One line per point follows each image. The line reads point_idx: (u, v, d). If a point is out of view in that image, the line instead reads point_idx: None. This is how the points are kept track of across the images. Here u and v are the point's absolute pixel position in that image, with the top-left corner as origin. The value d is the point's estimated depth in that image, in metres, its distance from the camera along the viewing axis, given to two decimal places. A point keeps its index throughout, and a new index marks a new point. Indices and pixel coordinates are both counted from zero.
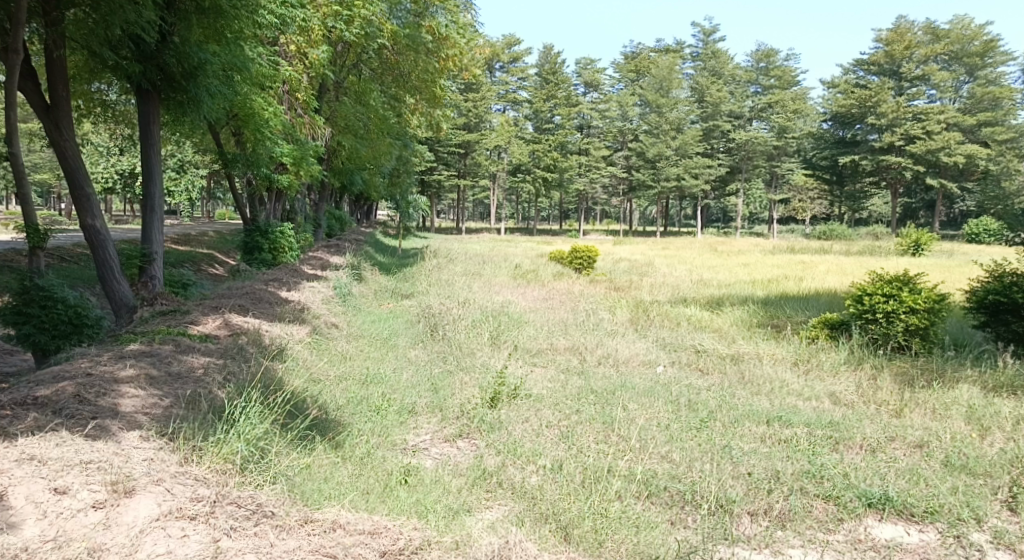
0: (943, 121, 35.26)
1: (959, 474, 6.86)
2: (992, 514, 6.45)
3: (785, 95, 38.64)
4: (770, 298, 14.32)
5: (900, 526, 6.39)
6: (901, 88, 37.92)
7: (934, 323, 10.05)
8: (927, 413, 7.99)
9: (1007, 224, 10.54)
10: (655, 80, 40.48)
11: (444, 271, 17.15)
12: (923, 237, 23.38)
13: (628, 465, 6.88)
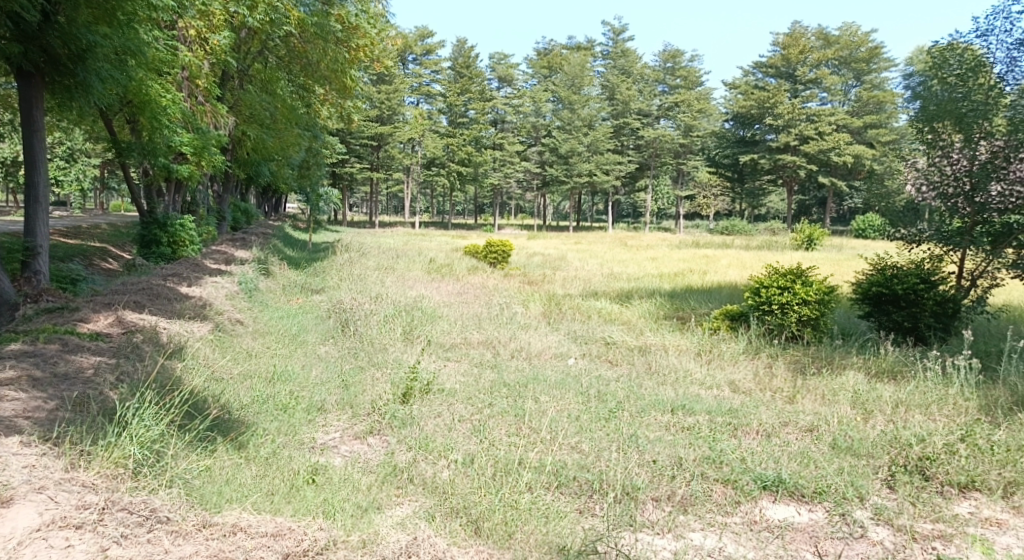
0: (833, 122, 37.09)
1: (844, 456, 7.31)
2: (874, 492, 6.86)
3: (690, 95, 39.87)
4: (677, 291, 14.91)
5: (791, 507, 6.75)
6: (796, 91, 39.58)
7: (824, 313, 10.64)
8: (817, 398, 8.53)
9: (889, 221, 11.00)
10: (568, 77, 41.14)
11: (356, 266, 17.18)
12: (816, 233, 24.62)
13: (539, 457, 7.12)
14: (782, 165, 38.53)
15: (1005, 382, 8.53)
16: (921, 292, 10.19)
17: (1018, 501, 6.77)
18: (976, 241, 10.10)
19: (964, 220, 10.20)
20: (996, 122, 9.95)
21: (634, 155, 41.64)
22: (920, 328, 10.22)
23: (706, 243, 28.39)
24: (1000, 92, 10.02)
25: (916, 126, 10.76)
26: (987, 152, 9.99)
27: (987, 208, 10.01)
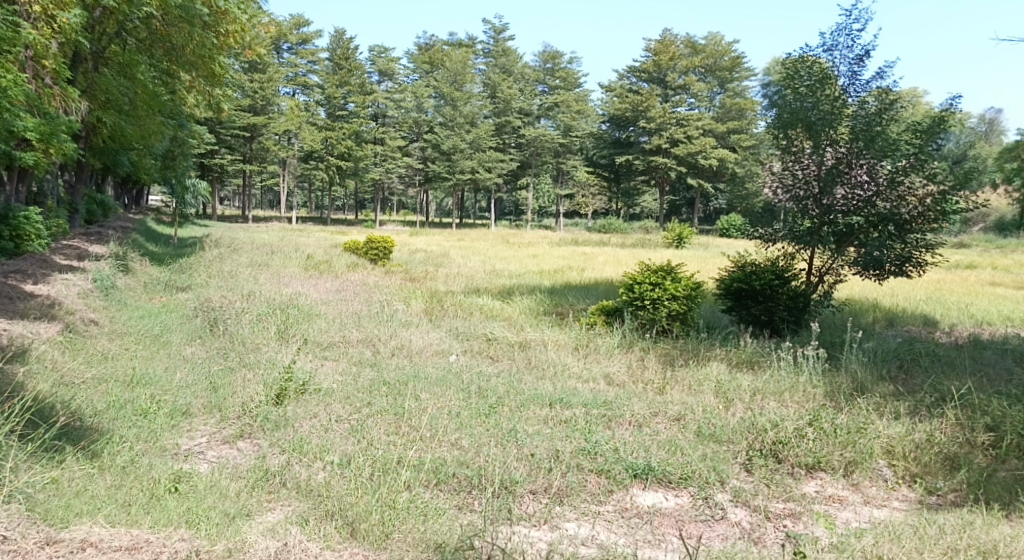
0: (700, 127, 39.07)
1: (708, 442, 7.61)
2: (733, 476, 7.16)
3: (569, 96, 40.90)
4: (556, 288, 15.35)
5: (660, 493, 6.96)
6: (666, 96, 41.18)
7: (691, 309, 11.28)
8: (684, 389, 8.94)
9: (749, 221, 11.67)
10: (449, 74, 41.40)
11: (227, 262, 16.85)
12: (685, 231, 25.78)
13: (418, 454, 7.20)
14: (655, 166, 40.06)
15: (848, 369, 9.11)
16: (776, 288, 10.90)
17: (857, 479, 7.21)
18: (823, 241, 10.85)
19: (813, 220, 10.84)
20: (840, 131, 10.75)
21: (516, 153, 42.09)
22: (775, 321, 10.91)
23: (585, 240, 29.21)
24: (843, 103, 10.85)
25: (773, 132, 11.41)
26: (833, 158, 10.66)
27: (831, 210, 10.66)
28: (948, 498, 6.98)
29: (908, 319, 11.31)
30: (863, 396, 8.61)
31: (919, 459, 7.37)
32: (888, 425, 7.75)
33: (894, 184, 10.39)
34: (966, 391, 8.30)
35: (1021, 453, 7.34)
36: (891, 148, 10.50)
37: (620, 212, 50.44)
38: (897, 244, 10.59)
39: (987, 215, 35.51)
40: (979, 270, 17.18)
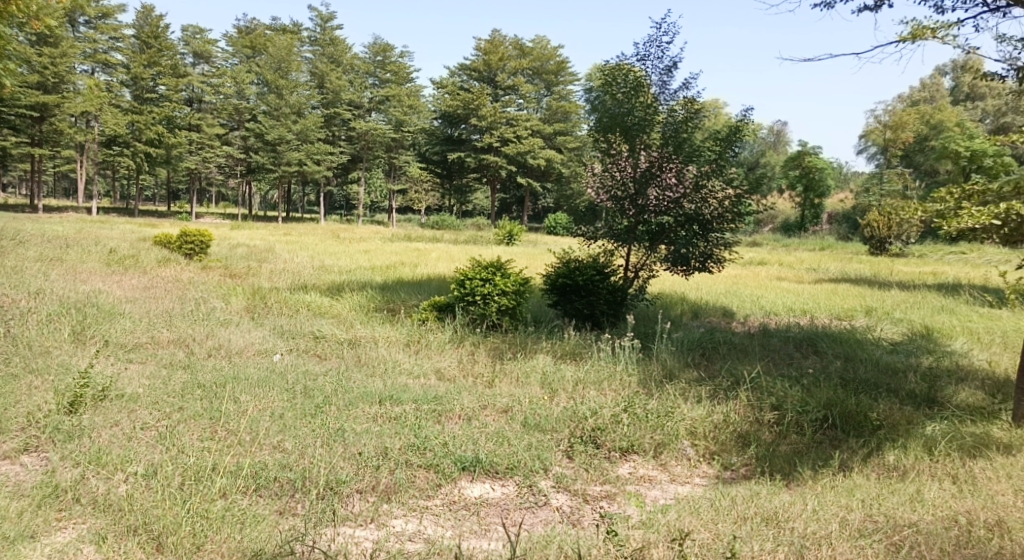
0: (528, 128, 40.82)
1: (533, 432, 7.72)
2: (556, 463, 7.28)
3: (401, 91, 40.63)
4: (387, 284, 15.36)
5: (487, 484, 6.95)
6: (496, 95, 42.04)
7: (520, 303, 11.39)
8: (512, 381, 8.98)
9: (573, 219, 12.19)
10: (273, 60, 39.22)
11: (13, 257, 15.64)
12: (516, 228, 26.49)
13: (236, 460, 6.91)
14: (485, 164, 40.82)
15: (658, 358, 9.70)
16: (597, 283, 11.41)
17: (664, 459, 7.62)
18: (638, 238, 11.58)
19: (629, 220, 11.57)
20: (653, 136, 11.49)
21: (346, 146, 41.75)
22: (595, 314, 11.40)
23: (414, 236, 29.44)
24: (655, 110, 11.57)
25: (593, 135, 11.96)
26: (646, 162, 11.37)
27: (645, 210, 11.45)
28: (740, 472, 7.54)
29: (710, 311, 12.31)
30: (670, 382, 9.18)
31: (717, 438, 7.90)
32: (691, 408, 8.24)
33: (697, 187, 11.30)
34: (755, 374, 9.10)
35: (798, 428, 8.08)
36: (696, 154, 11.40)
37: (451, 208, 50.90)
38: (701, 242, 11.51)
39: (777, 215, 38.68)
40: (769, 266, 18.82)
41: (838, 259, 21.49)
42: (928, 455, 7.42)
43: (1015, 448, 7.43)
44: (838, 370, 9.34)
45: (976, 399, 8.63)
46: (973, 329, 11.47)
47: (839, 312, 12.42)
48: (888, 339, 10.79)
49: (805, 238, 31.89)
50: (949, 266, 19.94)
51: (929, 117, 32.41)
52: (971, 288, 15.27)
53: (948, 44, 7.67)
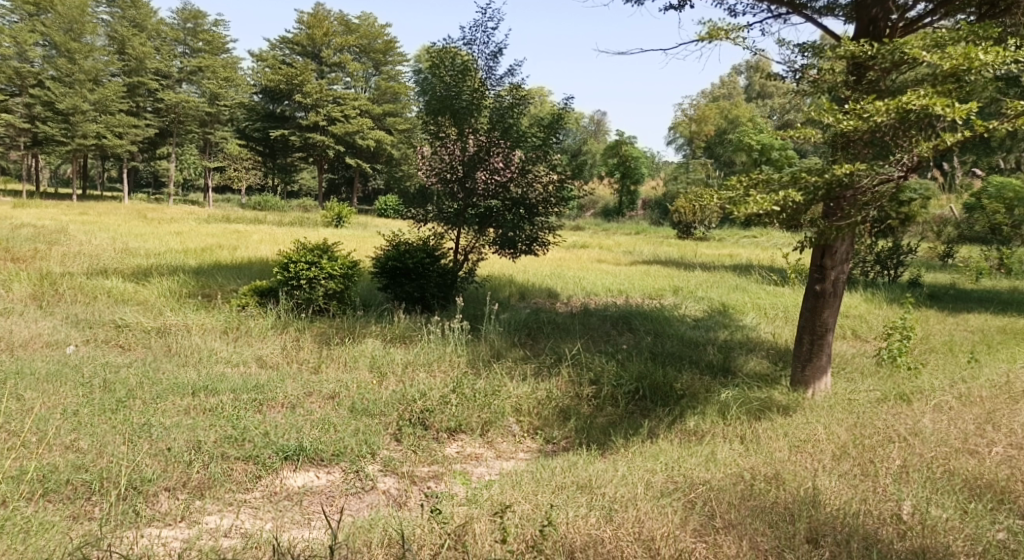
0: (356, 107, 40.36)
1: (361, 417, 7.68)
2: (384, 447, 7.30)
3: (215, 62, 39.40)
4: (202, 268, 14.72)
5: (311, 472, 6.89)
6: (321, 71, 41.24)
7: (348, 287, 11.17)
8: (339, 366, 8.91)
9: (403, 200, 12.01)
10: (61, 19, 35.21)
11: None
12: (345, 210, 26.20)
13: (20, 464, 6.45)
14: (311, 143, 39.77)
15: (487, 338, 9.87)
16: (427, 266, 11.40)
17: (491, 436, 7.86)
18: (467, 222, 11.64)
19: (459, 204, 11.67)
20: (480, 120, 11.60)
21: (153, 119, 39.31)
22: (426, 297, 11.40)
23: (232, 218, 28.24)
24: (482, 95, 11.66)
25: (422, 118, 11.88)
26: (475, 146, 11.52)
27: (473, 193, 11.61)
28: (561, 445, 7.90)
29: (536, 292, 12.70)
30: (498, 361, 9.40)
31: (540, 413, 8.22)
32: (516, 386, 8.52)
33: (523, 172, 11.64)
34: (576, 351, 9.52)
35: (613, 400, 8.57)
36: (522, 139, 11.67)
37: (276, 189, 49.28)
38: (527, 226, 11.81)
39: (597, 200, 40.21)
40: (589, 249, 19.54)
41: (652, 242, 22.74)
42: (722, 420, 8.06)
43: (792, 409, 8.21)
44: (648, 345, 9.95)
45: (761, 367, 9.51)
46: (760, 304, 12.52)
47: (650, 292, 13.18)
48: (691, 315, 11.60)
49: (623, 224, 33.30)
50: (744, 249, 21.63)
51: (728, 112, 34.86)
52: (761, 268, 16.60)
53: (739, 45, 8.26)
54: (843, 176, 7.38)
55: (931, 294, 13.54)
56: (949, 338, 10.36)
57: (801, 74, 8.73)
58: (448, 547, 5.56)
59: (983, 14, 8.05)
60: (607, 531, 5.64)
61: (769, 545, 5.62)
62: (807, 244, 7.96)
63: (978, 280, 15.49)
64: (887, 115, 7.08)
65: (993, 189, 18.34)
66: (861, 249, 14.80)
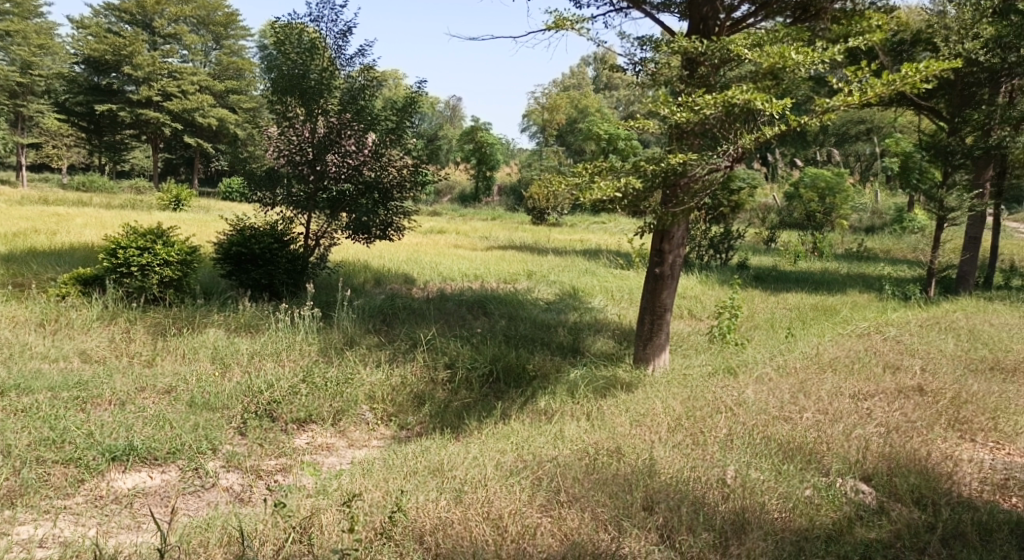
0: (194, 82, 38.58)
1: (200, 412, 7.35)
2: (227, 442, 7.02)
3: (27, 27, 36.34)
4: (14, 255, 13.57)
5: (143, 472, 6.55)
6: (153, 43, 38.77)
7: (187, 274, 10.57)
8: (176, 359, 8.49)
9: (248, 183, 11.41)
10: None
11: None
12: (183, 193, 25.06)
13: None
14: (143, 120, 37.40)
15: (339, 326, 9.61)
16: (275, 252, 10.97)
17: (343, 426, 7.72)
18: (318, 206, 11.34)
19: (308, 187, 11.28)
20: (331, 101, 11.26)
21: None
22: (274, 284, 10.95)
23: (50, 200, 26.08)
24: (332, 75, 11.30)
25: (268, 97, 11.36)
26: (324, 127, 11.18)
27: (324, 176, 11.26)
28: (416, 430, 7.86)
29: (391, 278, 12.55)
30: (351, 348, 9.18)
31: (394, 399, 8.13)
32: (370, 372, 8.37)
33: (377, 155, 11.45)
34: (431, 336, 9.45)
35: (468, 384, 8.60)
36: (375, 122, 11.46)
37: (103, 169, 46.21)
38: (381, 212, 11.60)
39: (454, 185, 40.15)
40: (446, 234, 19.54)
41: (507, 228, 22.96)
42: (571, 398, 8.25)
43: (636, 385, 8.50)
44: (502, 329, 10.03)
45: (608, 346, 9.81)
46: (608, 287, 12.89)
47: (505, 276, 13.29)
48: (544, 299, 11.79)
49: (479, 209, 33.33)
50: (593, 234, 22.22)
51: (578, 102, 35.87)
52: (609, 253, 17.10)
53: (583, 36, 8.40)
54: (678, 165, 7.72)
55: (757, 275, 14.33)
56: (771, 316, 10.99)
57: (642, 66, 8.99)
58: (293, 541, 5.39)
59: (797, 18, 8.53)
60: (456, 513, 5.63)
61: (609, 514, 5.70)
62: (648, 230, 8.27)
63: (796, 261, 16.57)
64: (715, 107, 7.47)
65: (808, 180, 22.49)
66: (698, 233, 15.42)
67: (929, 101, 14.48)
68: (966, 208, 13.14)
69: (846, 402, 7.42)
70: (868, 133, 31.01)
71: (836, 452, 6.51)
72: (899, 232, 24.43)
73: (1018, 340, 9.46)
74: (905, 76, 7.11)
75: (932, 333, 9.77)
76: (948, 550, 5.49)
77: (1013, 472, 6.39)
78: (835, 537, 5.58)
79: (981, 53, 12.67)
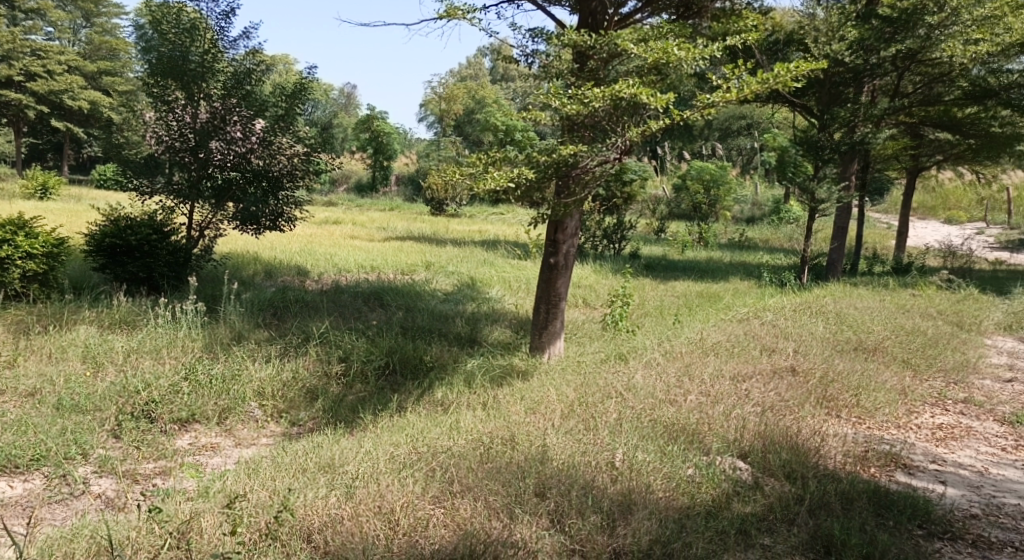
0: (62, 62, 36.59)
1: (69, 415, 7.09)
2: (98, 446, 6.83)
3: None
4: None
5: (3, 482, 6.33)
6: (14, 18, 36.58)
7: (53, 268, 10.05)
8: (43, 359, 8.14)
9: (123, 171, 10.83)
10: None
11: None
12: (51, 180, 24.10)
13: None
14: (4, 101, 35.14)
15: (226, 320, 9.37)
16: (154, 243, 10.49)
17: (229, 424, 7.59)
18: (202, 195, 10.97)
19: (191, 174, 10.87)
20: (214, 86, 10.97)
21: None
22: (153, 277, 10.51)
23: None
24: (215, 59, 11.02)
25: (145, 80, 10.91)
26: (207, 112, 10.88)
27: (209, 163, 10.87)
28: (307, 426, 7.79)
29: (283, 270, 12.34)
30: (239, 344, 8.98)
31: (284, 395, 8.04)
32: (259, 367, 8.24)
33: (265, 143, 11.20)
34: (324, 329, 9.34)
35: (362, 377, 8.56)
36: (262, 107, 11.28)
37: None
38: (271, 201, 11.41)
39: (348, 174, 39.57)
40: (341, 225, 19.33)
41: (404, 218, 22.88)
42: (467, 389, 8.32)
43: (531, 374, 8.65)
44: (398, 320, 10.02)
45: (505, 336, 9.93)
46: (505, 278, 13.02)
47: (402, 267, 13.25)
48: (441, 290, 11.82)
49: (374, 199, 32.86)
50: (491, 225, 22.34)
51: (474, 92, 36.02)
52: (506, 243, 17.25)
53: (475, 26, 8.45)
54: (569, 157, 7.88)
55: (647, 264, 14.71)
56: (660, 303, 11.34)
57: (535, 58, 9.04)
58: (170, 547, 5.31)
59: (680, 15, 8.77)
60: (346, 509, 5.63)
61: (500, 503, 5.78)
62: (541, 221, 8.41)
63: (684, 251, 17.12)
64: (603, 101, 7.66)
65: (693, 171, 23.32)
66: (591, 223, 15.70)
67: (801, 98, 15.22)
68: (834, 199, 13.81)
69: (726, 384, 7.76)
70: (749, 128, 32.54)
71: (716, 432, 6.80)
72: (776, 221, 25.54)
73: (879, 322, 10.08)
74: (778, 75, 7.45)
75: (805, 317, 10.31)
76: (815, 519, 5.81)
77: (872, 445, 6.83)
78: (714, 513, 5.84)
79: (847, 54, 13.71)
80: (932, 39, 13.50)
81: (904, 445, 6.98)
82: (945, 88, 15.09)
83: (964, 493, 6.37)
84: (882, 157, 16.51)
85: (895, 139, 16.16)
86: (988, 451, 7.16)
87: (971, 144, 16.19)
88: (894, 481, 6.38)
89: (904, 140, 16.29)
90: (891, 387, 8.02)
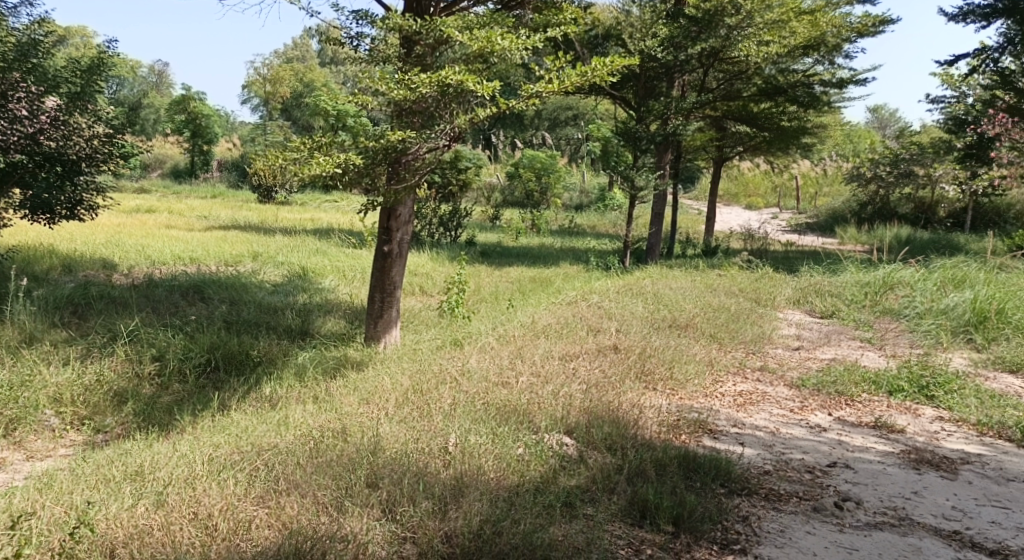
0: None
1: None
2: None
3: None
4: None
5: None
6: None
7: None
8: None
9: None
10: None
11: None
12: None
13: None
14: None
15: (14, 321, 8.68)
16: None
17: (19, 436, 7.25)
18: None
19: None
20: None
21: None
22: None
23: None
24: None
25: None
26: None
27: None
28: (115, 432, 7.52)
29: (84, 264, 11.63)
30: (29, 347, 8.43)
31: (87, 401, 7.68)
32: (55, 372, 7.80)
33: (58, 122, 10.24)
34: (133, 328, 8.84)
35: (180, 376, 8.29)
36: (53, 82, 10.31)
37: None
38: (66, 188, 10.72)
39: (165, 160, 37.44)
40: (156, 214, 18.41)
41: (227, 206, 22.09)
42: (298, 382, 8.23)
43: (365, 363, 8.66)
44: (222, 315, 9.76)
45: (338, 327, 9.89)
46: (339, 267, 12.91)
47: (227, 259, 12.86)
48: (270, 282, 11.54)
49: (196, 186, 31.49)
50: (323, 213, 21.96)
51: (301, 76, 35.28)
52: (341, 232, 17.03)
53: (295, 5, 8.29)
54: (397, 143, 7.93)
55: (482, 251, 14.95)
56: (495, 289, 11.59)
57: (360, 41, 8.98)
58: None
59: (504, 5, 8.99)
60: (156, 519, 5.46)
61: (329, 496, 5.80)
62: (371, 207, 8.40)
63: (517, 237, 17.52)
64: (429, 87, 7.76)
65: (526, 160, 23.96)
66: (427, 212, 15.76)
67: (620, 91, 15.96)
68: (650, 186, 14.53)
69: (554, 364, 8.11)
70: (576, 118, 33.92)
71: (544, 411, 7.09)
72: (603, 208, 26.55)
73: (690, 300, 10.76)
74: (595, 69, 7.81)
75: (627, 298, 10.85)
76: (633, 486, 6.19)
77: (683, 413, 7.36)
78: (542, 487, 6.11)
79: (659, 51, 14.42)
80: (731, 39, 14.31)
81: (710, 412, 7.54)
82: (743, 85, 16.13)
83: (759, 452, 6.96)
84: (692, 147, 17.54)
85: (703, 130, 17.20)
86: (779, 412, 7.83)
87: (766, 135, 17.47)
88: (700, 446, 6.87)
89: (711, 133, 17.40)
90: (700, 359, 8.65)
